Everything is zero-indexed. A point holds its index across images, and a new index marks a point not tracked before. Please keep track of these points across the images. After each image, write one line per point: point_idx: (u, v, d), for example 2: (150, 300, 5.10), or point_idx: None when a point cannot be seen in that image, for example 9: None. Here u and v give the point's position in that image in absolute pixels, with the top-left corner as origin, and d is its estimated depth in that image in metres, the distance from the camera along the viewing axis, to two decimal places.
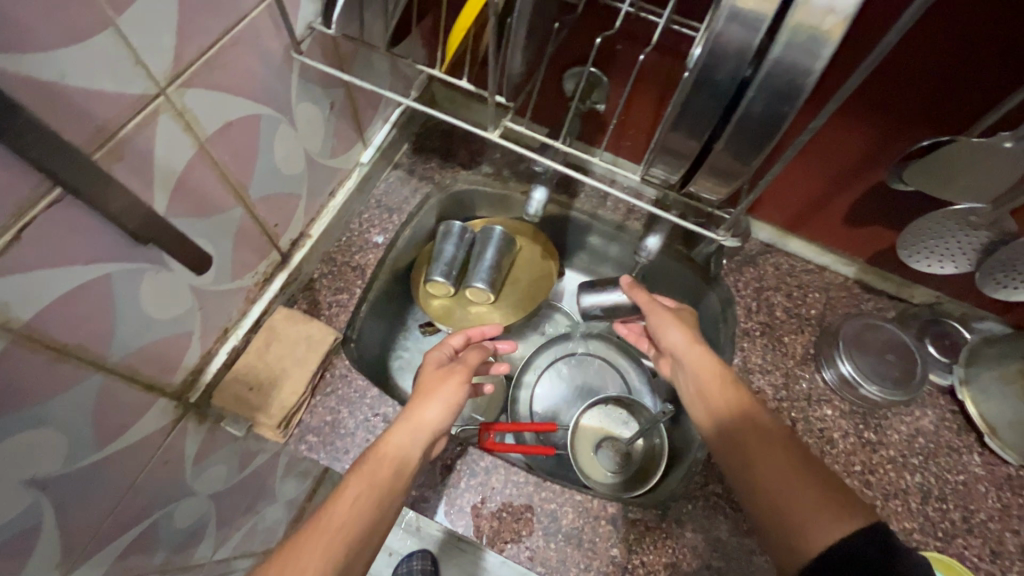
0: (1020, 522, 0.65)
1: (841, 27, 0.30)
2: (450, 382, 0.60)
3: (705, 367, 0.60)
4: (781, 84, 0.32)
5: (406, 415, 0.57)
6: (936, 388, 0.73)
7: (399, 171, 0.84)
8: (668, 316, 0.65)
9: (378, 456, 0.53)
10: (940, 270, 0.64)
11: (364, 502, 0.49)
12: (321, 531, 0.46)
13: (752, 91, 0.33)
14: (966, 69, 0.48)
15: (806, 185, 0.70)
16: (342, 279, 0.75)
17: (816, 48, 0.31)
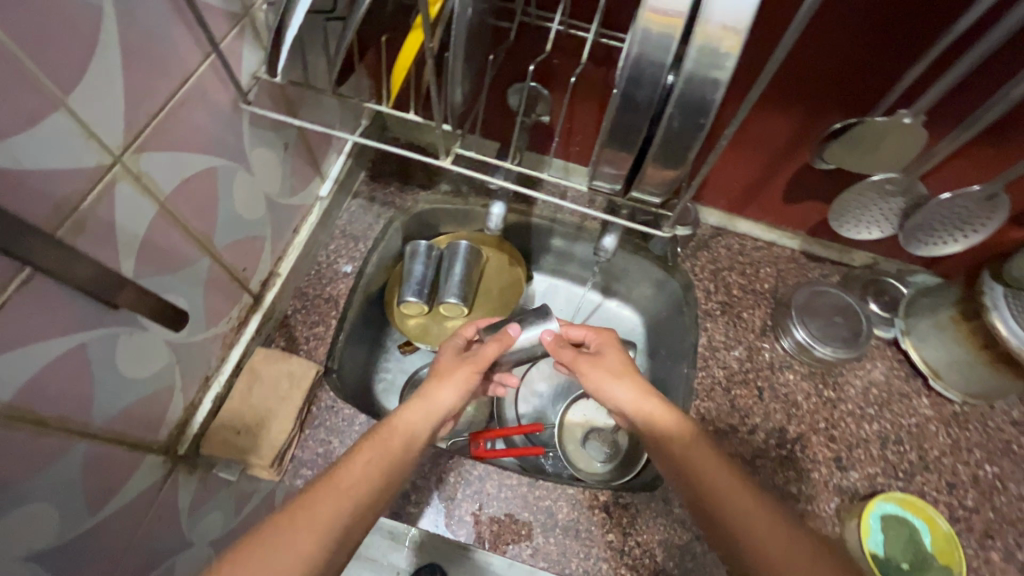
0: (969, 453, 0.72)
1: (740, 43, 0.33)
2: (464, 368, 0.65)
3: (671, 427, 0.59)
4: (696, 98, 0.36)
5: (422, 395, 0.62)
6: (884, 341, 0.79)
7: (360, 199, 0.86)
8: (601, 374, 0.66)
9: (389, 428, 0.58)
10: (868, 235, 0.70)
11: (373, 469, 0.53)
12: (331, 486, 0.50)
13: (671, 107, 0.36)
14: (864, 55, 0.54)
15: (743, 171, 0.75)
16: (316, 312, 0.76)
17: (721, 62, 0.34)
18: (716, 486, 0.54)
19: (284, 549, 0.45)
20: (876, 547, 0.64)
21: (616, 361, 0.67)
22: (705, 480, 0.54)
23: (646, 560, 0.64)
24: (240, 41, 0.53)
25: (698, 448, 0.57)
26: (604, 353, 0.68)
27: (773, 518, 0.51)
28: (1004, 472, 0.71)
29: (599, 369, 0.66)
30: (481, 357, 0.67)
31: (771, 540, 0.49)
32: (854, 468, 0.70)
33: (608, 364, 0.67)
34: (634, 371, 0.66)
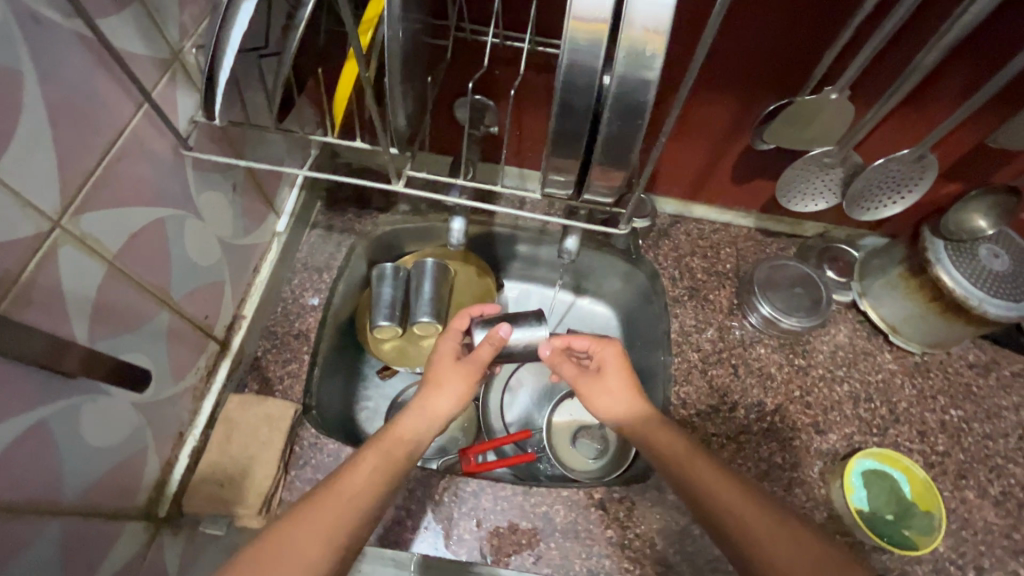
0: (934, 401, 0.76)
1: (665, 43, 0.34)
2: (461, 377, 0.67)
3: (679, 450, 0.60)
4: (631, 100, 0.36)
5: (420, 405, 0.64)
6: (843, 305, 0.82)
7: (318, 230, 0.85)
8: (597, 387, 0.68)
9: (393, 437, 0.60)
10: (814, 208, 0.71)
11: (376, 476, 0.56)
12: (334, 497, 0.52)
13: (609, 112, 0.37)
14: (787, 39, 0.56)
15: (689, 159, 0.77)
16: (288, 349, 0.75)
17: (649, 64, 0.34)
18: (727, 508, 0.55)
19: (294, 554, 0.47)
20: (862, 504, 0.67)
21: (620, 381, 0.68)
22: (715, 496, 0.56)
23: (647, 550, 0.65)
24: (174, 87, 0.52)
25: (703, 466, 0.59)
26: (605, 371, 0.69)
27: (788, 536, 0.52)
28: (967, 414, 0.75)
29: (601, 390, 0.68)
30: (475, 361, 0.68)
31: (777, 546, 0.51)
32: (832, 430, 0.73)
33: (613, 388, 0.68)
34: (633, 391, 0.68)
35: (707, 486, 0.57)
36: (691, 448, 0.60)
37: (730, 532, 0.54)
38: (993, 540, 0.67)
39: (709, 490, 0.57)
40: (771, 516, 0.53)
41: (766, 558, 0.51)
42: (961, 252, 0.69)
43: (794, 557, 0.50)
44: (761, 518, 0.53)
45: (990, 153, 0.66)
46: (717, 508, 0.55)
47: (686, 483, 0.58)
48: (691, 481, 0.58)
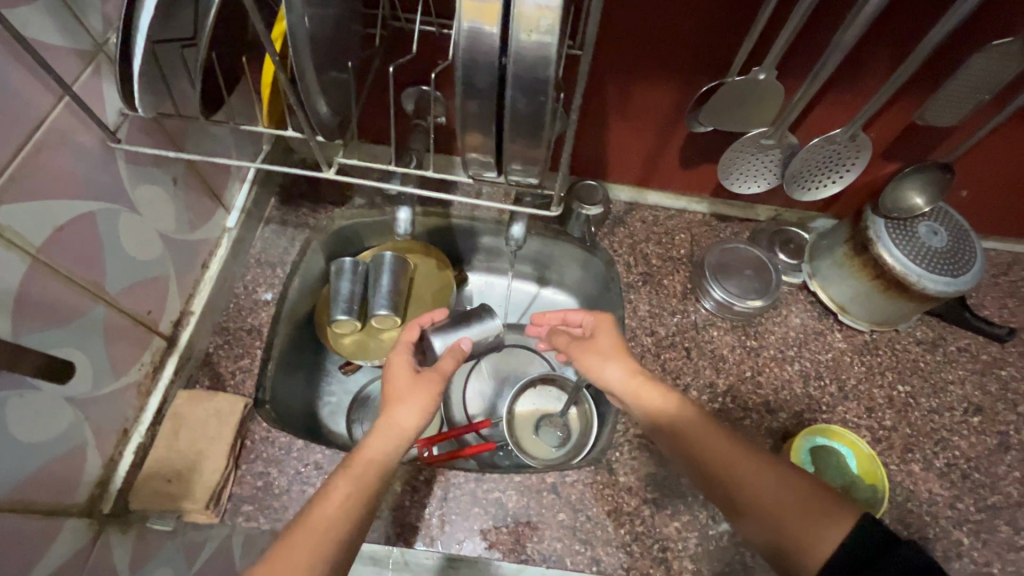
0: (882, 377, 0.77)
1: (558, 18, 0.35)
2: (424, 388, 0.62)
3: (670, 411, 0.61)
4: (530, 80, 0.37)
5: (380, 424, 0.60)
6: (794, 286, 0.84)
7: (272, 225, 0.85)
8: (594, 356, 0.68)
9: (361, 461, 0.57)
10: (753, 190, 0.72)
11: (349, 505, 0.54)
12: (306, 535, 0.51)
13: (511, 90, 0.38)
14: (712, 20, 0.58)
15: (637, 144, 0.77)
16: (240, 345, 0.75)
17: (545, 41, 0.36)
18: (711, 454, 0.57)
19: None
20: None
21: (608, 343, 0.68)
22: (700, 443, 0.58)
23: (597, 532, 0.66)
24: (99, 79, 0.51)
25: (688, 417, 0.60)
26: (597, 336, 0.69)
27: (776, 480, 0.54)
28: (914, 389, 0.76)
29: (593, 354, 0.68)
30: (439, 372, 0.64)
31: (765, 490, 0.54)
32: (782, 409, 0.74)
33: (605, 348, 0.68)
34: (627, 353, 0.67)
35: (691, 437, 0.59)
36: (683, 406, 0.61)
37: (717, 475, 0.56)
38: (937, 511, 0.69)
39: (693, 438, 0.59)
40: (754, 460, 0.56)
41: (758, 501, 0.53)
42: (900, 228, 0.70)
43: (775, 493, 0.53)
44: (750, 467, 0.55)
45: (919, 132, 0.68)
46: (701, 453, 0.58)
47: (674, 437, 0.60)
48: (677, 433, 0.60)
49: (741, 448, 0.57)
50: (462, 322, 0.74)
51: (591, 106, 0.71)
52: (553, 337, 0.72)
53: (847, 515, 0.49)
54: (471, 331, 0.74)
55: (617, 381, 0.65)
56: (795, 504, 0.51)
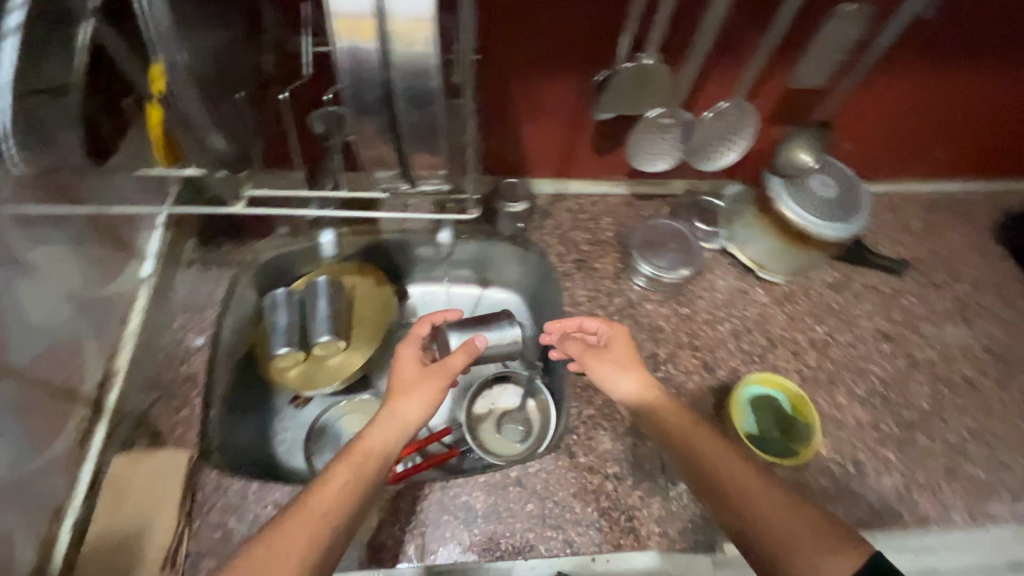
0: (803, 322, 0.84)
1: (428, 28, 0.39)
2: (429, 381, 0.66)
3: (681, 422, 0.63)
4: (416, 88, 0.41)
5: (387, 413, 0.62)
6: (715, 251, 0.89)
7: (194, 267, 0.82)
8: (608, 364, 0.70)
9: (363, 448, 0.59)
10: (659, 168, 0.76)
11: (348, 492, 0.54)
12: (304, 517, 0.51)
13: (400, 102, 0.42)
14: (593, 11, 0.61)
15: (550, 139, 0.80)
16: (176, 396, 0.71)
17: (419, 49, 0.39)
18: (721, 467, 0.57)
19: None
20: (750, 428, 0.74)
21: (624, 355, 0.70)
22: (711, 456, 0.58)
23: (566, 515, 0.68)
24: None
25: (699, 435, 0.61)
26: (612, 346, 0.71)
27: (786, 504, 0.52)
28: (831, 328, 0.83)
29: (607, 363, 0.70)
30: (445, 367, 0.67)
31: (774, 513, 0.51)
32: (720, 366, 0.79)
33: (617, 358, 0.70)
34: (640, 364, 0.70)
35: (701, 447, 0.59)
36: (691, 423, 0.62)
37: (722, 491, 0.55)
38: (865, 436, 0.75)
39: (704, 451, 0.59)
40: (764, 482, 0.54)
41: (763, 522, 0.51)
42: (795, 185, 0.76)
43: (783, 512, 0.51)
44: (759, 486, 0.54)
45: (794, 97, 0.74)
46: (711, 467, 0.57)
47: (685, 453, 0.60)
48: (684, 445, 0.61)
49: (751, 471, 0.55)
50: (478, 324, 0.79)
51: (498, 106, 0.73)
52: (567, 343, 0.72)
53: (859, 553, 0.47)
54: (486, 332, 0.76)
55: (630, 391, 0.67)
56: (807, 523, 0.50)
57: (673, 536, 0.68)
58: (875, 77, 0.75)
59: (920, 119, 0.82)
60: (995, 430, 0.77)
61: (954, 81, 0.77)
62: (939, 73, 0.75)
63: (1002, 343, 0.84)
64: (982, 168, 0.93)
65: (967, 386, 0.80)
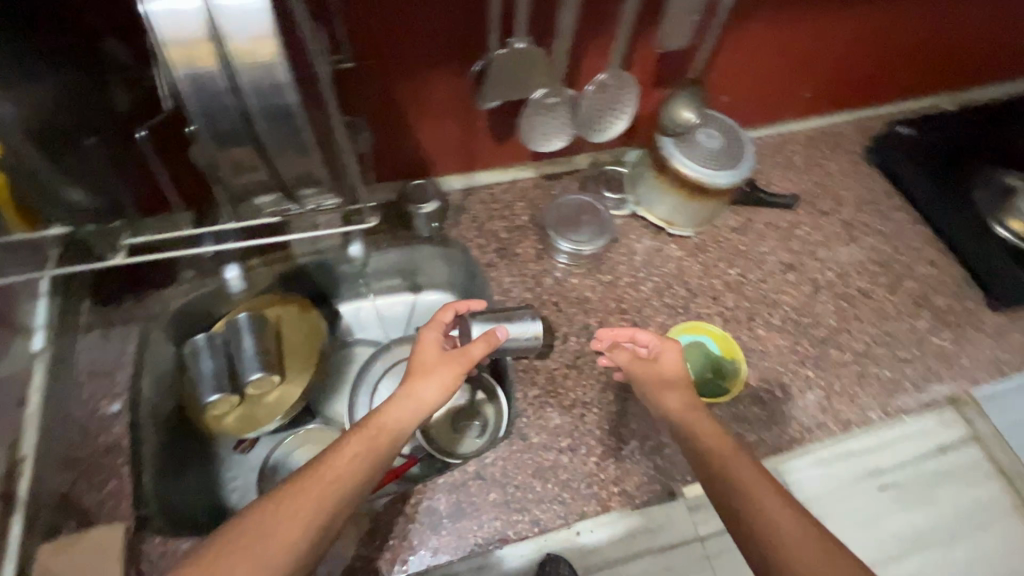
0: (716, 267, 0.89)
1: (270, 46, 0.41)
2: (449, 364, 0.67)
3: (710, 441, 0.61)
4: (270, 100, 0.43)
5: (405, 393, 0.64)
6: (626, 217, 0.93)
7: (95, 331, 0.76)
8: (656, 382, 0.69)
9: (377, 424, 0.61)
10: (555, 147, 0.78)
11: (357, 464, 0.57)
12: (315, 483, 0.54)
13: (258, 117, 0.43)
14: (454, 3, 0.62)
15: (447, 136, 0.80)
16: (98, 470, 0.67)
17: (265, 66, 0.41)
18: (749, 496, 0.54)
19: (267, 536, 0.50)
20: None
21: (675, 370, 0.69)
22: (739, 481, 0.55)
23: (529, 496, 0.70)
24: None
25: (739, 462, 0.58)
26: (662, 360, 0.70)
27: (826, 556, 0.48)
28: (742, 269, 0.89)
29: (654, 377, 0.69)
30: (465, 354, 0.68)
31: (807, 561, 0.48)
32: (649, 324, 0.83)
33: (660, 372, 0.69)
34: (688, 383, 0.69)
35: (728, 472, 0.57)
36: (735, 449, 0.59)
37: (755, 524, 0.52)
38: (785, 361, 0.82)
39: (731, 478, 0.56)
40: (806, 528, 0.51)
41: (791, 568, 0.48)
42: (684, 142, 0.81)
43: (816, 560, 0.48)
44: (798, 531, 0.50)
45: (665, 59, 0.79)
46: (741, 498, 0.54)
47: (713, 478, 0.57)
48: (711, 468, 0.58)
49: (797, 515, 0.52)
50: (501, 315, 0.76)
51: (386, 111, 0.72)
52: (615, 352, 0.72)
53: None
54: (509, 325, 0.74)
55: (676, 408, 0.66)
56: None
57: (631, 492, 0.71)
58: (728, 33, 0.81)
59: (789, 62, 0.89)
60: (894, 332, 0.86)
61: (811, 22, 0.84)
62: (789, 16, 0.81)
63: (886, 254, 0.93)
64: (844, 102, 1.02)
65: (863, 297, 0.88)
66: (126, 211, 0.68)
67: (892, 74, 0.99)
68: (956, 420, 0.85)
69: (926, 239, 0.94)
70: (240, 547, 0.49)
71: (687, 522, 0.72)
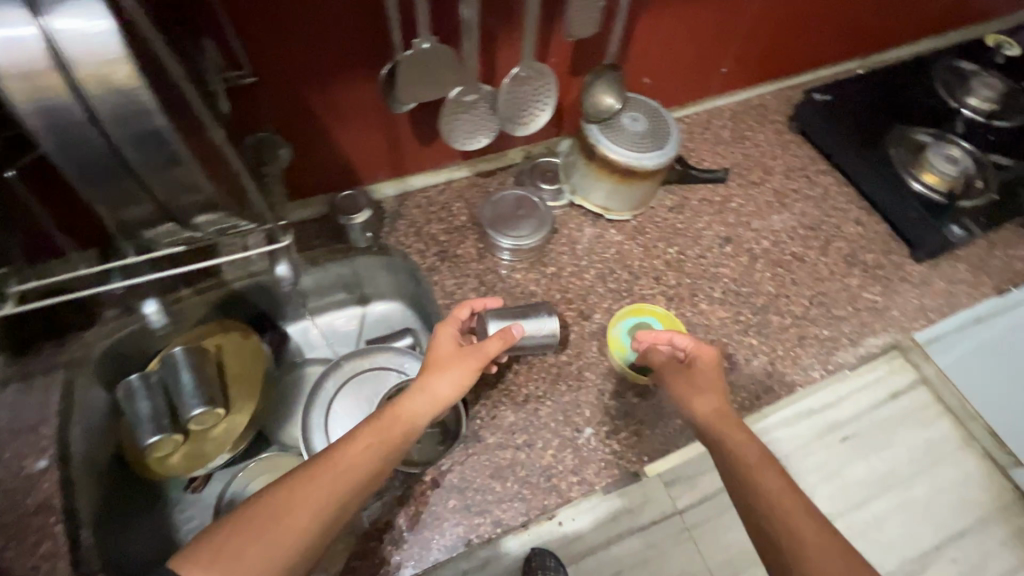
0: (656, 248, 0.90)
1: (129, 70, 0.39)
2: (466, 361, 0.64)
3: (742, 454, 0.59)
4: (133, 125, 0.41)
5: (421, 386, 0.62)
6: (565, 207, 0.93)
7: (14, 384, 0.70)
8: (686, 386, 0.67)
9: (392, 417, 0.59)
10: (479, 145, 0.77)
11: (371, 456, 0.56)
12: (327, 470, 0.53)
13: (120, 143, 0.41)
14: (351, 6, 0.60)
15: (370, 142, 0.78)
16: (31, 533, 0.62)
17: (121, 90, 0.39)
18: (791, 525, 0.53)
19: (279, 521, 0.49)
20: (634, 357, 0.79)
21: (710, 377, 0.67)
22: (778, 506, 0.54)
23: (488, 498, 0.69)
24: None
25: (765, 467, 0.58)
26: (693, 368, 0.68)
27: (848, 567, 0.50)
28: (681, 247, 0.91)
29: (684, 382, 0.68)
30: (481, 350, 0.65)
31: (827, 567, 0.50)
32: (595, 311, 0.84)
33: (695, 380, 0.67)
34: (722, 391, 0.66)
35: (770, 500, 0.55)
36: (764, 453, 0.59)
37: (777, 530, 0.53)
38: (728, 332, 0.84)
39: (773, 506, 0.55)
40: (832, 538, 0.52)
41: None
42: (609, 128, 0.81)
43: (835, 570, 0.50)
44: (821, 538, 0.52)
45: (581, 46, 0.79)
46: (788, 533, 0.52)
47: (754, 502, 0.56)
48: (752, 493, 0.56)
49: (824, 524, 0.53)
50: (520, 313, 0.74)
51: (299, 123, 0.70)
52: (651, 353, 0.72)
53: None
54: (526, 322, 0.73)
55: (703, 411, 0.64)
56: None
57: (591, 479, 0.72)
58: (637, 18, 0.81)
59: (707, 39, 0.91)
60: (828, 291, 0.89)
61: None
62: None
63: (816, 217, 0.96)
64: (763, 75, 1.05)
65: (798, 262, 0.91)
66: (12, 258, 0.61)
67: (807, 44, 1.02)
68: (903, 365, 0.93)
69: (850, 199, 0.98)
70: (252, 530, 0.48)
71: (665, 500, 0.79)
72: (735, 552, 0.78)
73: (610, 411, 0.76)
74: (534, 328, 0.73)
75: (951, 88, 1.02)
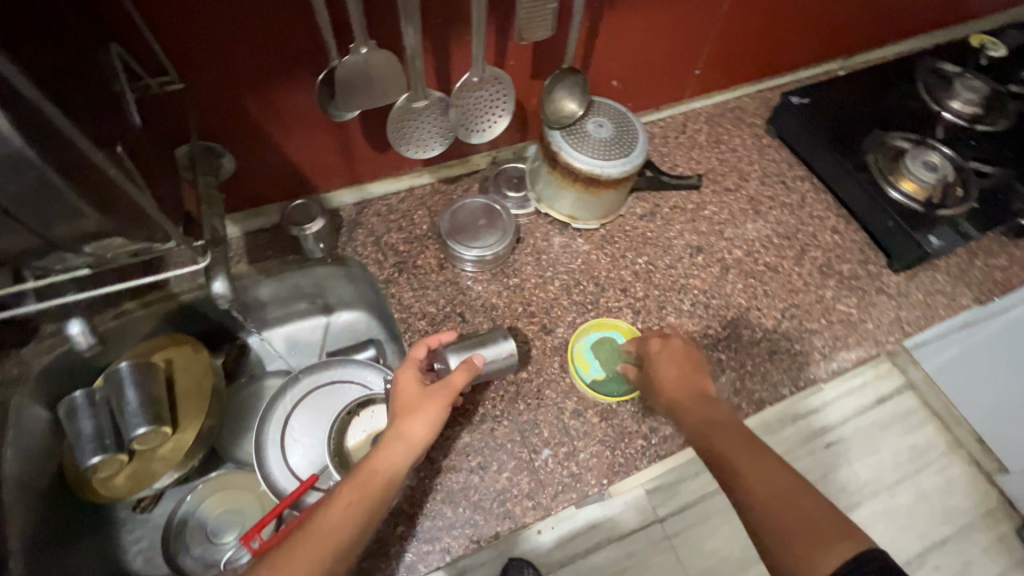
0: (624, 258, 0.87)
1: None
2: (434, 396, 0.61)
3: (697, 425, 0.59)
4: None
5: (395, 432, 0.59)
6: (531, 216, 0.90)
7: None
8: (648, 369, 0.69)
9: (368, 470, 0.56)
10: (432, 152, 0.74)
11: (354, 515, 0.54)
12: (308, 540, 0.52)
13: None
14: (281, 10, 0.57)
15: (320, 149, 0.75)
16: None
17: None
18: (728, 457, 0.54)
19: None
20: (596, 374, 0.77)
21: (672, 369, 0.66)
22: (718, 443, 0.56)
23: (439, 524, 0.66)
24: None
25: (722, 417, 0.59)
26: (660, 362, 0.68)
27: (783, 478, 0.51)
28: (651, 256, 0.88)
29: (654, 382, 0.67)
30: (448, 386, 0.62)
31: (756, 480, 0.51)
32: (559, 324, 0.81)
33: (665, 379, 0.66)
34: (693, 377, 0.66)
35: (732, 460, 0.53)
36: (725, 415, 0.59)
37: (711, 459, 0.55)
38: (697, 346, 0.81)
39: (759, 491, 0.50)
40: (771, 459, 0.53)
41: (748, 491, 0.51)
42: (573, 134, 0.78)
43: (768, 484, 0.50)
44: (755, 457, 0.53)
45: (541, 49, 0.76)
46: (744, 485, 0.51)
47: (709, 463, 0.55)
48: (719, 461, 0.54)
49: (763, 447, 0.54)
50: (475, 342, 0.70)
51: (239, 131, 0.67)
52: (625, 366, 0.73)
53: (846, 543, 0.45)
54: (483, 350, 0.69)
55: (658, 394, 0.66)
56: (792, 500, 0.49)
57: (548, 503, 0.69)
58: (601, 20, 0.78)
59: (677, 40, 0.87)
60: (801, 303, 0.86)
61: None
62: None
63: (791, 225, 0.93)
64: (739, 77, 1.01)
65: (771, 272, 0.88)
66: None
67: (782, 46, 0.98)
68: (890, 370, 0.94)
69: (827, 207, 0.95)
70: None
71: (646, 507, 0.81)
72: (719, 560, 0.81)
73: (570, 432, 0.73)
74: (492, 356, 0.70)
75: (932, 91, 0.99)
